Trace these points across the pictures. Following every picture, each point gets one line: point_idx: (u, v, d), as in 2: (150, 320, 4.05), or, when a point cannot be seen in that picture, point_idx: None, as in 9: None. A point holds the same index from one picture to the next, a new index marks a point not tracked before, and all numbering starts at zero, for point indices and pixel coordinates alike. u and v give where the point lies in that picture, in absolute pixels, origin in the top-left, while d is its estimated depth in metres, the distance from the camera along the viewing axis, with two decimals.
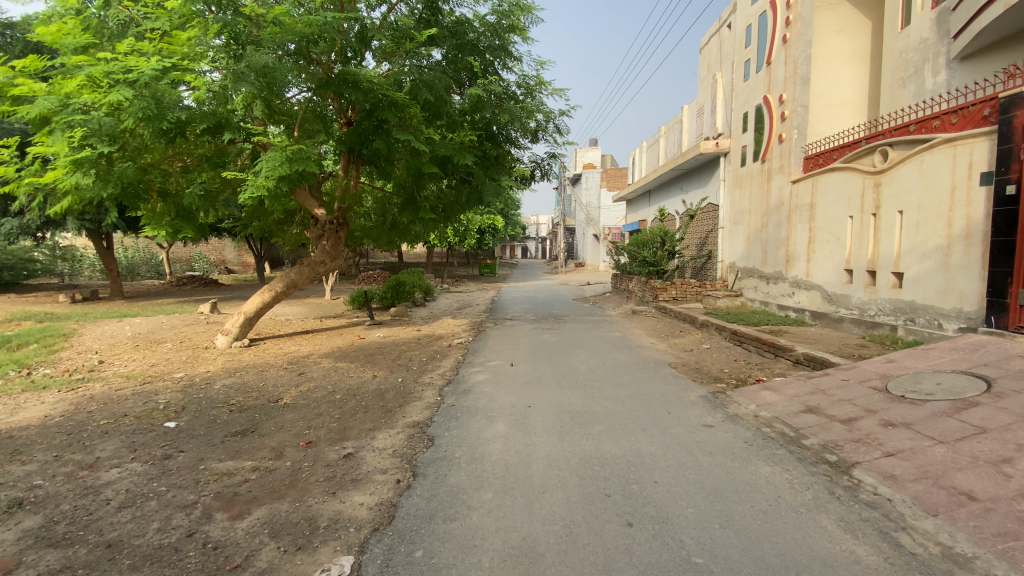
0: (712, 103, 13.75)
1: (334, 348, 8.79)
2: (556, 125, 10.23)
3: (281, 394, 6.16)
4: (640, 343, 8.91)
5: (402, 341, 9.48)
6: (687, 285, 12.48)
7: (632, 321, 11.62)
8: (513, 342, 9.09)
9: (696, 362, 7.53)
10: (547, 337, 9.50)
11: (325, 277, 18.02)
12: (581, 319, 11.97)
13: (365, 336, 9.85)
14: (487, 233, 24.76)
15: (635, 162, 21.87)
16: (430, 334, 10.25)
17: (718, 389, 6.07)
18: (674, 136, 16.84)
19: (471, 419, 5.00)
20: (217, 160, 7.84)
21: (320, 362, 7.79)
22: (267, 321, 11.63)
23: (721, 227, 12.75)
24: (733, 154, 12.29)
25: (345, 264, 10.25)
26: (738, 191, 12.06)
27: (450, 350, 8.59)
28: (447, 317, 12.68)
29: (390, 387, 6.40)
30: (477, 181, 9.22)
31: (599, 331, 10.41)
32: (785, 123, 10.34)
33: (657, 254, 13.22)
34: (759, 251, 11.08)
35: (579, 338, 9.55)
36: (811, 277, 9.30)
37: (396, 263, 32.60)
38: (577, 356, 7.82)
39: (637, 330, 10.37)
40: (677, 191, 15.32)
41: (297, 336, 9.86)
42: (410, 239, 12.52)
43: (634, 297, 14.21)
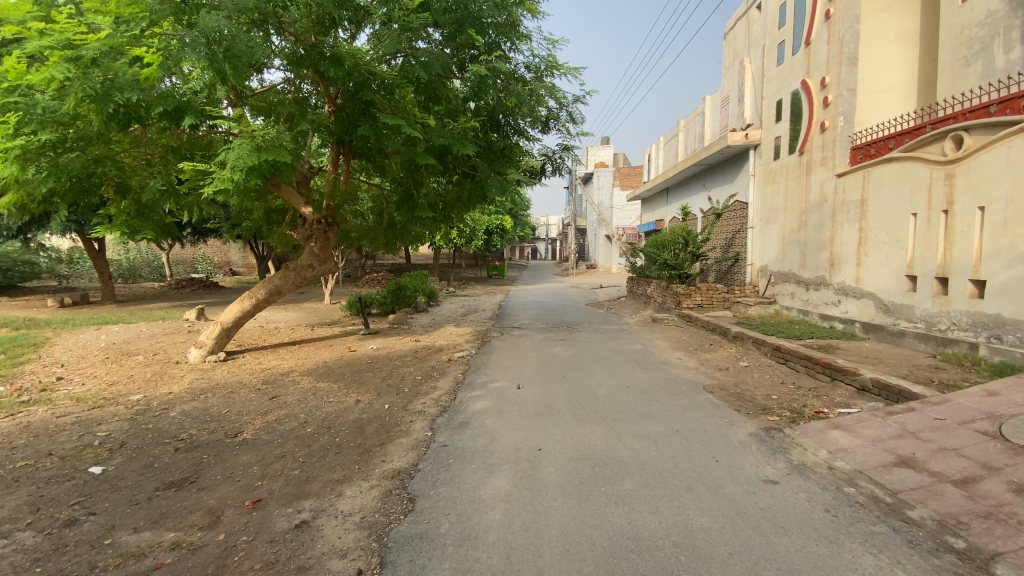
0: (739, 91, 12.58)
1: (319, 363, 7.78)
2: (570, 113, 9.14)
3: (242, 426, 5.17)
4: (665, 359, 7.79)
5: (396, 355, 8.44)
6: (713, 291, 11.30)
7: (653, 330, 10.49)
8: (521, 356, 7.99)
9: (736, 385, 6.41)
10: (559, 351, 8.42)
11: (324, 280, 17.09)
12: (597, 328, 10.84)
13: (357, 348, 8.83)
14: (495, 234, 23.70)
15: (651, 159, 20.73)
16: (429, 345, 9.22)
17: (770, 424, 4.96)
18: (695, 130, 15.71)
19: (466, 470, 3.94)
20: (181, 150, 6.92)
21: (299, 382, 6.78)
22: (254, 330, 10.67)
23: (751, 227, 11.57)
24: (764, 146, 11.12)
25: (338, 268, 9.26)
26: (770, 187, 10.89)
27: (449, 366, 7.55)
28: (450, 325, 11.66)
29: (373, 416, 5.37)
30: (481, 175, 8.19)
31: (618, 342, 9.30)
32: (828, 110, 9.15)
33: (679, 256, 12.05)
34: (796, 253, 9.90)
35: (595, 352, 8.43)
36: (862, 284, 8.13)
37: (402, 265, 31.70)
38: (594, 375, 6.74)
39: (660, 342, 9.24)
40: (699, 188, 14.18)
41: (281, 348, 8.87)
42: (410, 241, 11.52)
43: (654, 303, 13.06)
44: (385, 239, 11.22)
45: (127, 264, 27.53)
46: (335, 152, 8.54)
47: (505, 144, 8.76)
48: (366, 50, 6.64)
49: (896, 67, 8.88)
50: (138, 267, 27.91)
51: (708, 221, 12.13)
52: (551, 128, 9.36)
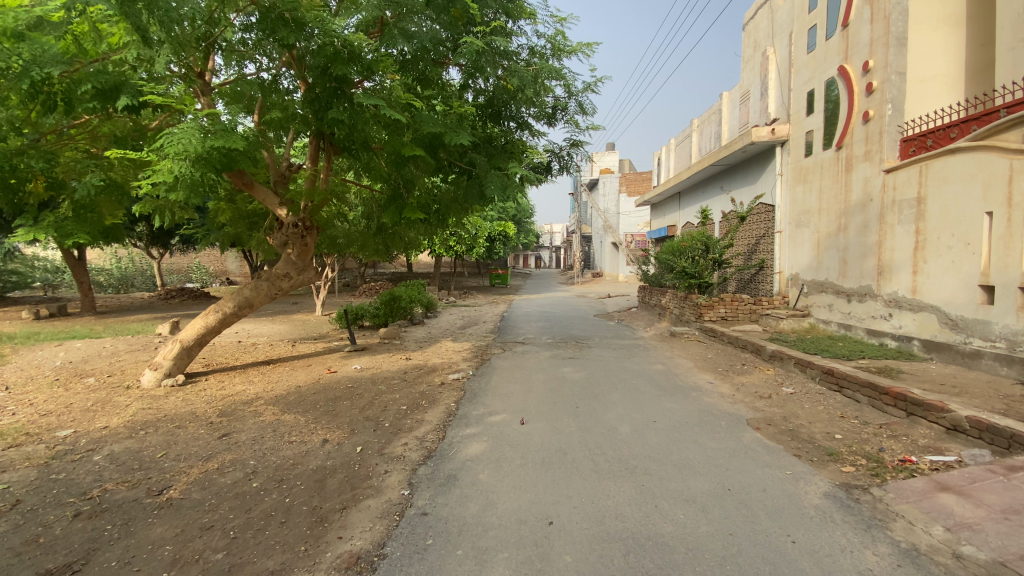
0: (763, 84, 11.54)
1: (291, 388, 6.71)
2: (580, 103, 8.11)
3: (172, 479, 4.08)
4: (694, 383, 6.68)
5: (382, 376, 7.36)
6: (738, 302, 10.17)
7: (674, 346, 9.35)
8: (524, 379, 6.91)
9: (786, 419, 5.30)
10: (569, 371, 7.32)
11: (316, 291, 16.06)
12: (610, 343, 9.71)
13: (338, 368, 7.75)
14: (497, 241, 22.66)
15: (661, 163, 19.73)
16: (421, 364, 8.15)
17: (848, 480, 3.85)
18: (711, 129, 14.68)
19: (451, 559, 2.85)
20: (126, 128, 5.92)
21: (261, 414, 5.69)
22: (228, 347, 9.60)
23: (779, 231, 10.48)
24: (794, 142, 10.07)
25: (317, 278, 8.23)
26: (801, 187, 9.81)
27: (441, 392, 6.47)
28: (446, 339, 10.58)
29: (339, 464, 4.29)
30: (479, 171, 7.18)
31: (636, 361, 8.18)
32: (872, 98, 8.09)
33: (698, 264, 10.94)
34: (834, 260, 8.80)
35: (610, 372, 7.33)
36: (919, 295, 7.03)
37: (402, 274, 30.70)
38: (612, 404, 5.64)
39: (684, 360, 8.11)
40: (717, 190, 13.12)
41: (252, 368, 7.80)
42: (402, 247, 10.49)
43: (670, 315, 11.93)
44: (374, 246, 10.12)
45: (118, 275, 26.58)
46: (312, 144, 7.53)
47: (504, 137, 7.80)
48: (341, 22, 5.69)
49: (951, 49, 7.79)
50: (131, 277, 27.00)
51: (731, 225, 11.01)
52: (558, 121, 8.34)
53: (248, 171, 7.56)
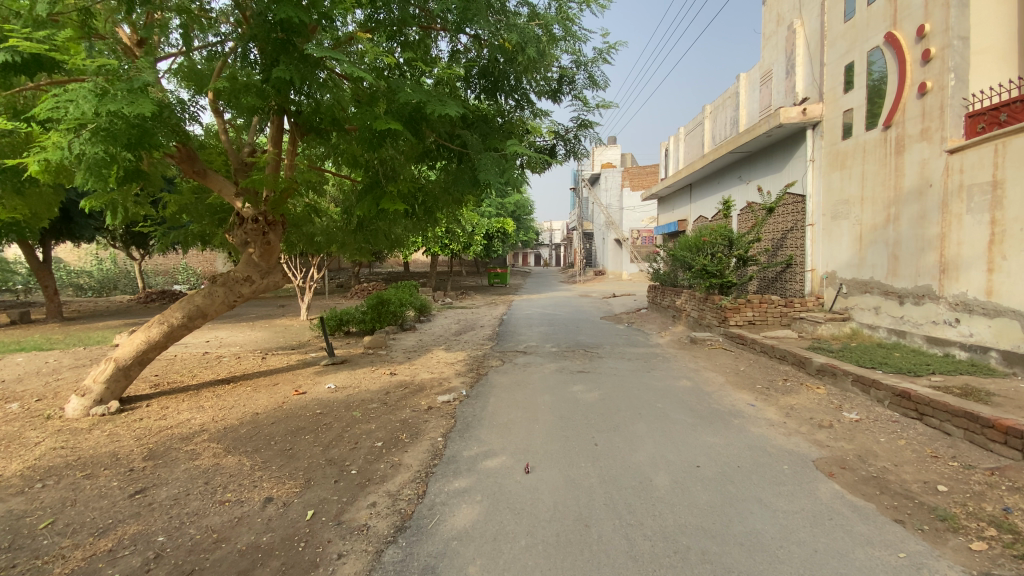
0: (788, 62, 10.38)
1: (245, 417, 5.56)
2: (591, 74, 6.96)
3: (42, 571, 2.93)
4: (733, 407, 5.54)
5: (360, 397, 6.21)
6: (767, 304, 9.08)
7: (697, 355, 8.20)
8: (527, 401, 5.77)
9: (864, 461, 4.18)
10: (580, 390, 6.19)
11: (301, 294, 14.90)
12: (623, 352, 8.55)
13: (307, 389, 6.53)
14: (496, 239, 21.51)
15: (668, 154, 18.58)
16: (408, 380, 7.00)
17: (990, 570, 2.74)
18: (726, 115, 13.54)
19: None
20: (21, 68, 4.82)
21: (198, 457, 4.53)
22: (190, 360, 8.44)
23: (811, 224, 9.33)
24: (828, 124, 8.91)
25: (285, 281, 7.07)
26: (838, 174, 8.66)
27: (428, 420, 5.33)
28: (438, 348, 9.42)
29: (279, 541, 3.14)
30: (471, 152, 6.04)
31: (657, 375, 7.03)
32: (929, 67, 6.93)
33: (720, 261, 9.79)
34: (881, 256, 7.66)
35: (628, 391, 6.19)
36: (996, 298, 5.89)
37: (398, 274, 29.55)
38: (639, 440, 4.51)
39: (713, 374, 6.97)
40: (736, 180, 11.98)
41: (207, 388, 6.64)
42: (388, 245, 9.35)
43: (687, 319, 10.77)
44: (354, 245, 8.89)
45: (100, 278, 25.35)
46: (273, 122, 6.35)
47: (501, 114, 6.69)
48: None
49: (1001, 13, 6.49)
50: (114, 280, 25.79)
51: (756, 218, 9.85)
52: (564, 96, 7.21)
53: (199, 159, 6.52)
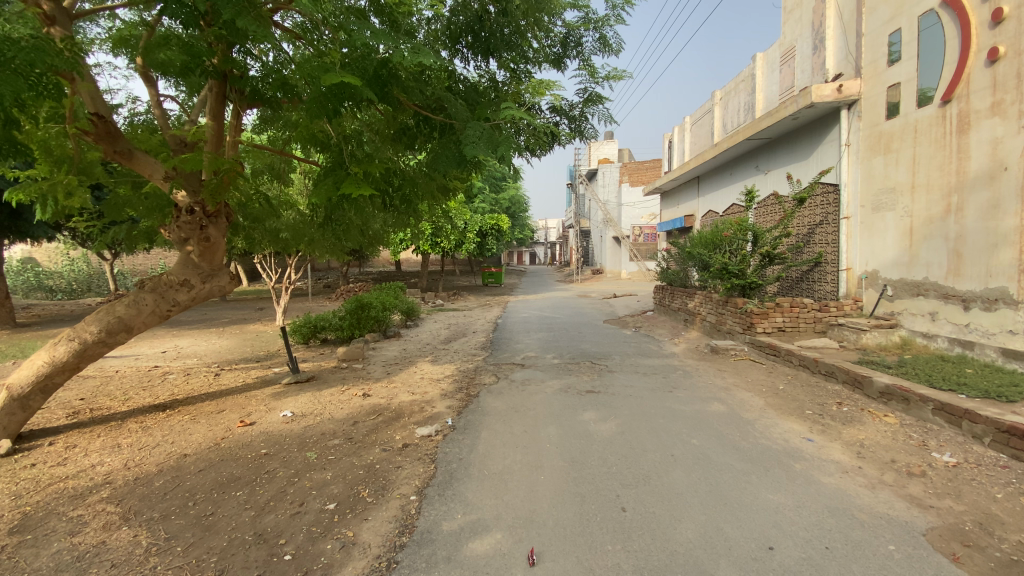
0: (815, 35, 9.24)
1: (168, 462, 4.37)
2: (603, 36, 5.82)
3: None
4: (786, 444, 4.41)
5: (320, 430, 5.03)
6: (800, 309, 7.84)
7: (723, 367, 7.07)
8: (526, 434, 4.61)
9: (990, 534, 3.08)
10: (592, 418, 5.03)
11: (276, 295, 13.65)
12: (636, 364, 7.40)
13: (256, 419, 5.35)
14: (490, 236, 19.97)
15: (673, 145, 17.42)
16: (384, 404, 5.83)
17: None
18: (739, 100, 12.43)
19: None
20: None
21: (81, 531, 3.33)
22: (131, 378, 7.22)
23: (846, 217, 8.20)
24: (869, 102, 7.79)
25: (234, 285, 5.84)
26: (881, 158, 7.53)
27: (401, 465, 4.16)
28: (424, 359, 8.26)
29: None
30: (456, 122, 4.90)
31: (682, 395, 5.89)
32: (1004, 27, 5.81)
33: (741, 260, 8.65)
34: (939, 253, 6.55)
35: (650, 418, 5.03)
36: None
37: (388, 274, 28.27)
38: (684, 502, 3.35)
39: (749, 395, 5.84)
40: (754, 169, 10.84)
41: (134, 419, 5.42)
42: (363, 241, 8.16)
43: (703, 324, 9.64)
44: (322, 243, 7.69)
45: (70, 278, 23.94)
46: (212, 89, 5.16)
47: (493, 83, 5.57)
48: None
49: None
50: (88, 282, 24.40)
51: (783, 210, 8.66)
52: (569, 62, 6.06)
53: (122, 134, 5.24)
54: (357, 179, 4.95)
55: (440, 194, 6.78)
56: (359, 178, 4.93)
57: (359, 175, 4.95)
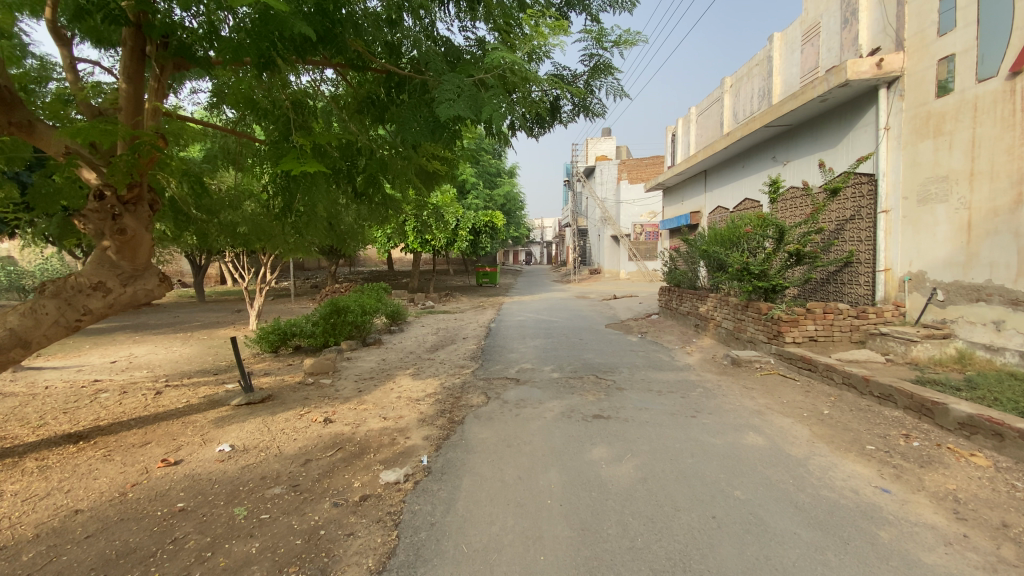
0: (845, 7, 8.27)
1: (50, 525, 3.31)
2: None
3: None
4: (858, 497, 3.42)
5: (261, 473, 3.98)
6: (834, 316, 6.73)
7: (751, 384, 6.05)
8: (520, 485, 3.55)
9: None
10: (604, 457, 4.01)
11: (251, 297, 12.53)
12: (649, 379, 6.37)
13: (183, 456, 4.28)
14: (484, 233, 18.84)
15: (677, 138, 16.44)
16: (347, 435, 4.78)
17: None
18: (753, 86, 11.44)
19: None
20: None
21: None
22: (57, 396, 6.15)
23: (885, 211, 7.21)
24: (914, 78, 6.81)
25: (164, 290, 4.76)
26: (930, 142, 6.54)
27: (355, 531, 3.12)
28: (404, 371, 7.21)
29: None
30: (435, 81, 3.89)
31: (708, 421, 4.87)
32: None
33: (765, 258, 7.59)
34: (1008, 251, 5.57)
35: (675, 457, 4.00)
36: None
37: (378, 274, 27.09)
38: None
39: (790, 424, 4.82)
40: (775, 161, 9.84)
41: (33, 456, 4.34)
42: (334, 235, 7.10)
43: (718, 331, 8.62)
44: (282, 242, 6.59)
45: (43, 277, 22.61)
46: (127, 42, 4.10)
47: (480, 41, 4.56)
48: None
49: None
50: None
51: (814, 202, 7.57)
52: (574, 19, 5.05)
53: (18, 99, 4.18)
54: (304, 153, 3.86)
55: (417, 182, 5.73)
56: (305, 151, 3.86)
57: (305, 148, 3.88)
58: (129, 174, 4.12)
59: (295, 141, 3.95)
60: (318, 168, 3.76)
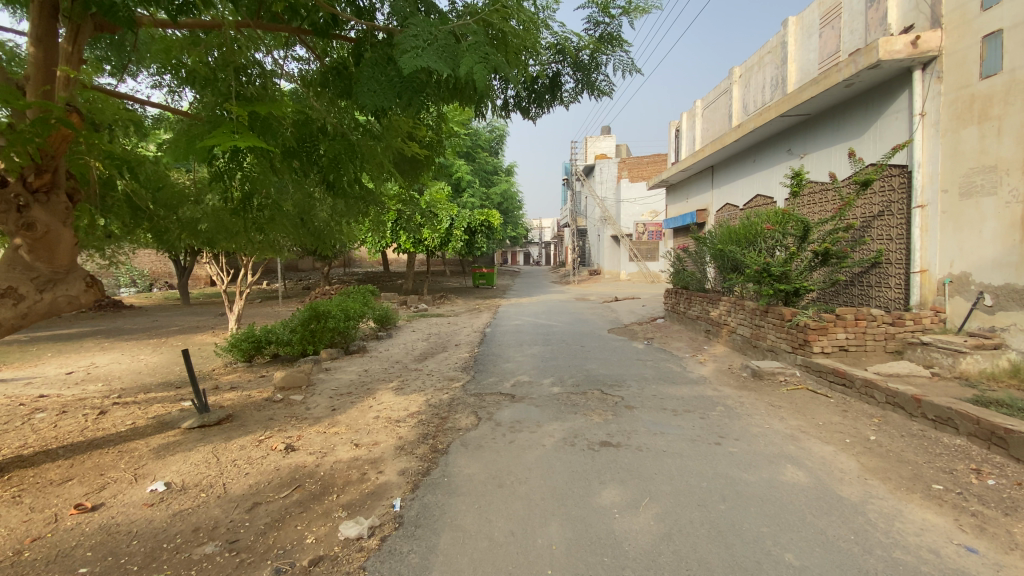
0: None
1: None
2: None
3: None
4: (944, 562, 2.68)
5: (195, 524, 3.23)
6: (867, 323, 6.01)
7: (779, 402, 5.32)
8: (512, 546, 2.81)
9: None
10: (616, 501, 3.27)
11: (230, 300, 11.77)
12: (661, 396, 5.62)
13: (106, 501, 3.53)
14: (479, 233, 18.10)
15: (682, 133, 15.72)
16: (308, 468, 4.03)
17: None
18: (765, 75, 10.73)
19: None
20: None
21: None
22: None
23: (921, 206, 6.47)
24: (954, 57, 6.08)
25: (91, 297, 3.98)
26: (975, 128, 5.80)
27: None
28: (387, 384, 6.47)
29: None
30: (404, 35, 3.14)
31: (737, 450, 4.13)
32: None
33: (786, 259, 6.84)
34: None
35: (704, 501, 3.27)
36: None
37: (371, 275, 26.30)
38: None
39: (835, 455, 4.08)
40: (794, 154, 9.11)
41: None
42: (307, 234, 6.33)
43: (732, 338, 7.89)
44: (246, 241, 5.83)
45: None
46: None
47: None
48: None
49: None
50: None
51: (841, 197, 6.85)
52: None
53: None
54: (240, 126, 3.08)
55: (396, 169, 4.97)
56: (241, 123, 3.07)
57: (242, 119, 3.10)
58: (33, 156, 3.38)
59: (231, 111, 3.17)
60: (257, 145, 2.97)
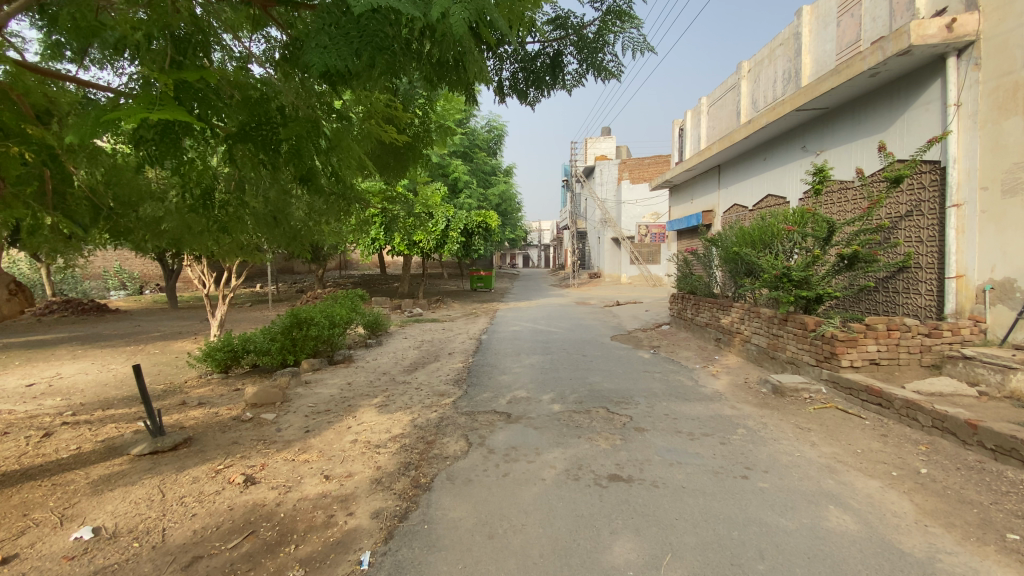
0: None
1: None
2: None
3: None
4: None
5: None
6: (900, 335, 5.44)
7: (807, 424, 4.74)
8: None
9: None
10: (633, 560, 2.68)
11: (212, 305, 11.17)
12: (673, 415, 5.03)
13: (15, 555, 2.93)
14: (476, 235, 17.53)
15: (686, 132, 15.16)
16: (267, 508, 3.43)
17: None
18: (775, 69, 10.17)
19: None
20: None
21: None
22: None
23: (957, 205, 5.88)
24: (994, 42, 5.49)
25: None
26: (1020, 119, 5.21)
27: None
28: (370, 400, 5.88)
29: None
30: None
31: (768, 487, 3.55)
32: None
33: (807, 263, 6.27)
34: None
35: (739, 559, 2.68)
36: None
37: (366, 278, 25.69)
38: None
39: (884, 494, 3.49)
40: (811, 150, 8.54)
41: None
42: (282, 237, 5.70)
43: (746, 348, 7.31)
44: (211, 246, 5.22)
45: None
46: None
47: None
48: None
49: None
50: None
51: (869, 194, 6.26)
52: None
53: None
54: (165, 98, 2.46)
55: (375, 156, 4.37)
56: (166, 93, 2.45)
57: (166, 89, 2.48)
58: None
59: (154, 79, 2.54)
60: (181, 121, 2.35)
